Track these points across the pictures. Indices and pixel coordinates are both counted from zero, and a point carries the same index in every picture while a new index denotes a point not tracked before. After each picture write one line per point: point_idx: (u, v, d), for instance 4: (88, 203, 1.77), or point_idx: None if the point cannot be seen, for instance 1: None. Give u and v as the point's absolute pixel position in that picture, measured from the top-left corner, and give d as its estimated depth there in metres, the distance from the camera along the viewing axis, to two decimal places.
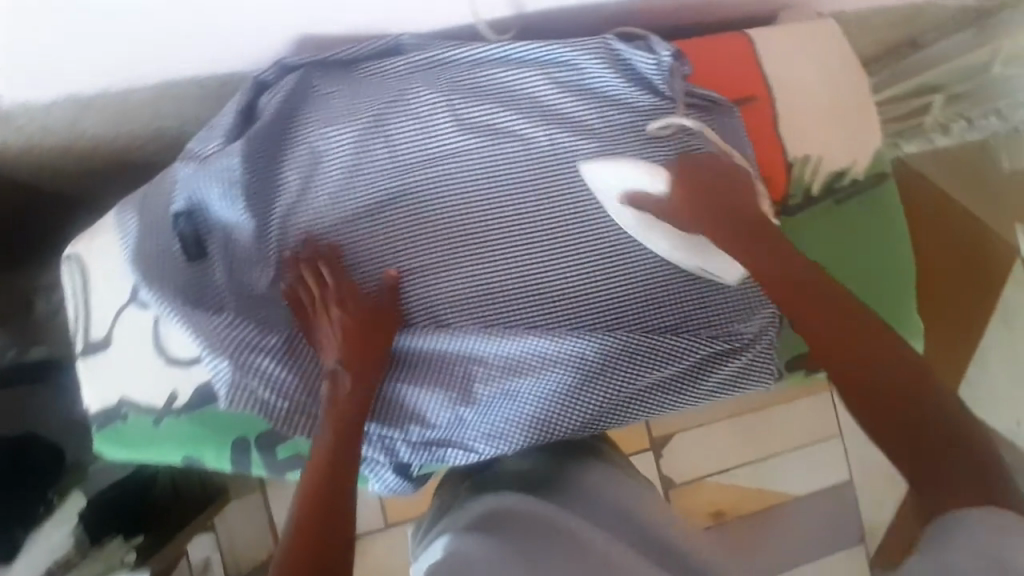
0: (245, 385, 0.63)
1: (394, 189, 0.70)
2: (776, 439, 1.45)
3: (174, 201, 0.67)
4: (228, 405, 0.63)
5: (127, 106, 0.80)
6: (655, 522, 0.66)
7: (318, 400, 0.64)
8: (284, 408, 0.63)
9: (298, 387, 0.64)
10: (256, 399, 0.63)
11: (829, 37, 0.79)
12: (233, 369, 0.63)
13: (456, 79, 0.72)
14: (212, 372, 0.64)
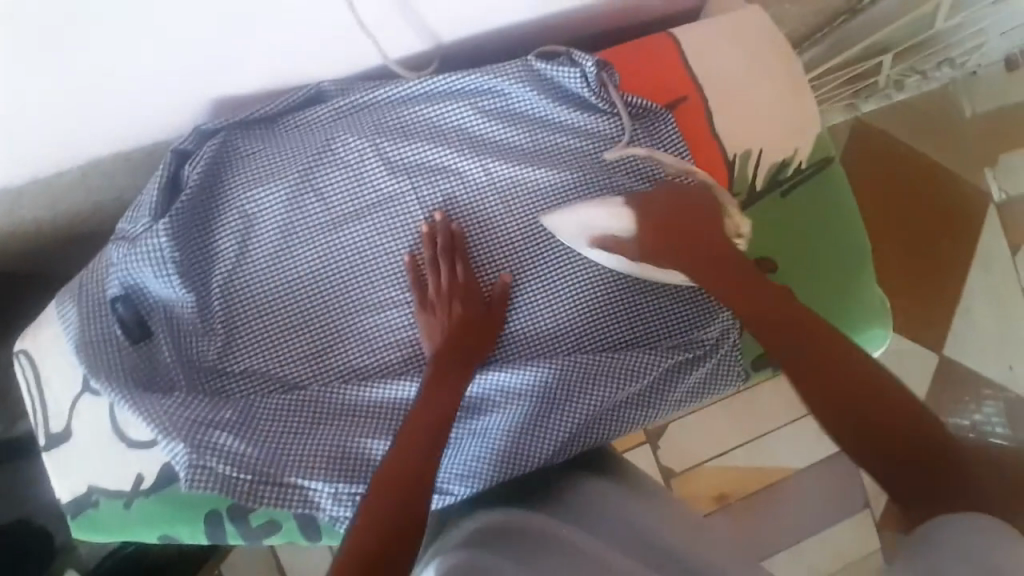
0: (204, 463, 0.63)
1: (332, 242, 0.69)
2: (771, 414, 1.40)
3: (110, 286, 0.66)
4: (188, 486, 0.63)
5: (58, 188, 0.79)
6: (650, 531, 0.63)
7: (279, 470, 0.63)
8: (245, 483, 0.63)
9: (257, 460, 0.63)
10: (219, 475, 0.63)
11: (757, 26, 0.78)
12: (188, 451, 0.62)
13: (381, 120, 0.71)
14: (169, 455, 0.63)
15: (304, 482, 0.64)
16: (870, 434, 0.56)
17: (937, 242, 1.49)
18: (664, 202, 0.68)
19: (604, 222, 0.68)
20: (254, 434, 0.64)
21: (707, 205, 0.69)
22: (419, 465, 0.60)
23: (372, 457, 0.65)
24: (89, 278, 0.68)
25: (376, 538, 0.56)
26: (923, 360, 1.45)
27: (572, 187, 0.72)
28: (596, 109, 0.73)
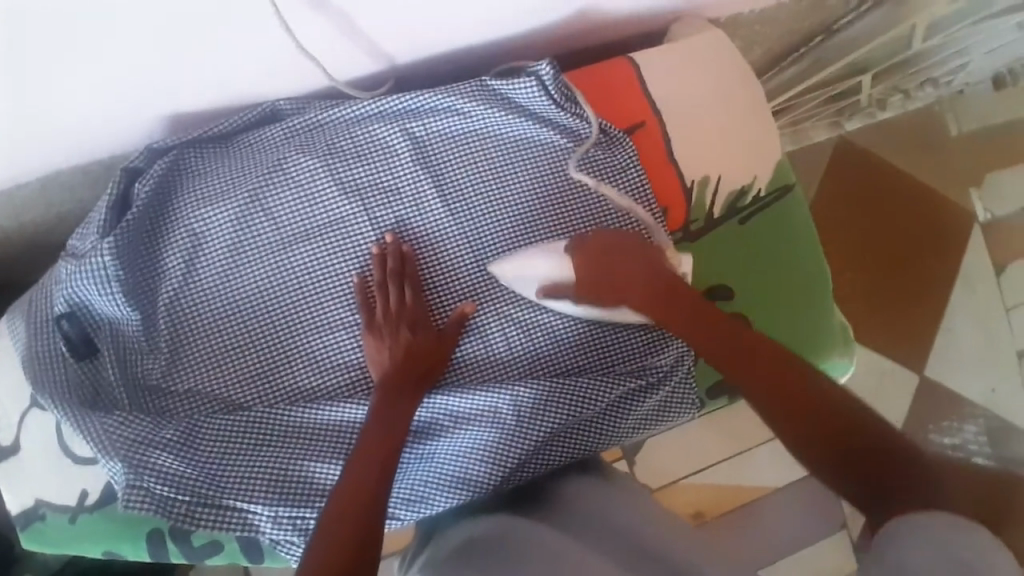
0: (141, 483, 0.63)
1: (281, 262, 0.69)
2: (750, 433, 1.39)
3: (57, 303, 0.67)
4: (124, 504, 0.63)
5: (21, 199, 0.80)
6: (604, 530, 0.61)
7: (217, 491, 0.64)
8: (184, 503, 0.63)
9: (197, 480, 0.64)
10: (156, 494, 0.63)
11: (719, 52, 0.77)
12: (126, 469, 0.63)
13: (334, 140, 0.71)
14: (108, 472, 0.64)
15: (242, 504, 0.64)
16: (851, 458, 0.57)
17: (921, 264, 1.48)
18: (597, 244, 0.67)
19: (551, 272, 0.67)
20: (193, 454, 0.64)
21: (634, 243, 0.67)
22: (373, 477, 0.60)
23: (315, 480, 0.65)
24: (39, 295, 0.69)
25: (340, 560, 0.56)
26: (903, 379, 1.44)
27: (527, 209, 0.72)
28: (551, 123, 0.72)
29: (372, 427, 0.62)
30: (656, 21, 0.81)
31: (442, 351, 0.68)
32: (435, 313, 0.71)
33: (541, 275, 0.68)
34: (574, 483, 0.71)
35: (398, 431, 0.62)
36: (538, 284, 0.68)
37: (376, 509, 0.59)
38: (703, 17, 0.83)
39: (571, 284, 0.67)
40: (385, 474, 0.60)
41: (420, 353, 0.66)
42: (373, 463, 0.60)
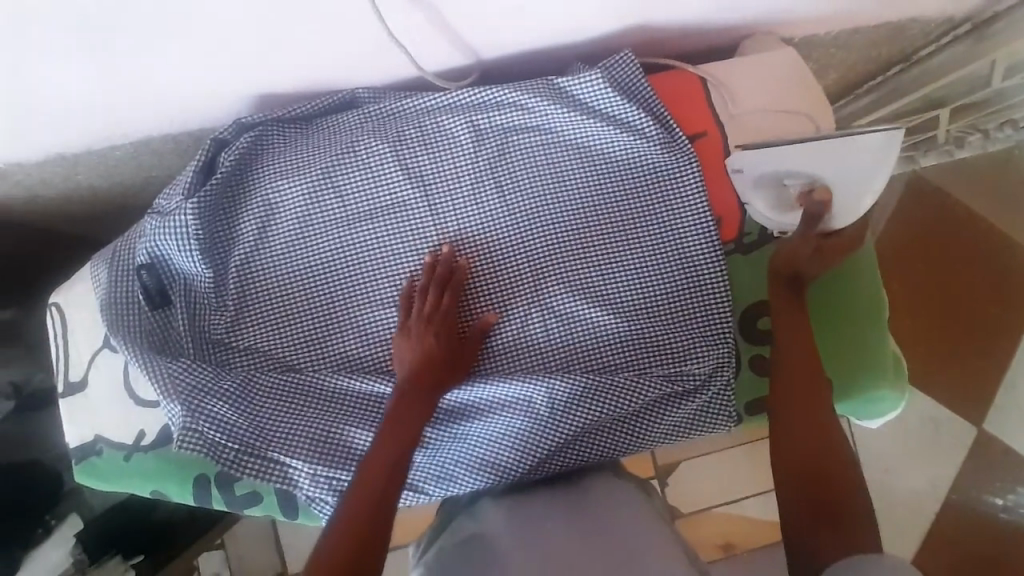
0: (196, 426, 0.67)
1: (344, 236, 0.73)
2: None
3: (138, 253, 0.72)
4: (178, 444, 0.67)
5: (114, 156, 0.87)
6: (634, 535, 0.63)
7: (265, 443, 0.67)
8: (232, 449, 0.67)
9: (247, 430, 0.67)
10: (208, 439, 0.67)
11: (789, 64, 0.76)
12: (184, 412, 0.67)
13: (404, 127, 0.74)
14: (167, 413, 0.68)
15: (285, 458, 0.68)
16: (805, 482, 0.65)
17: (987, 314, 1.41)
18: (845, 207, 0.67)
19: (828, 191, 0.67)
20: (246, 406, 0.68)
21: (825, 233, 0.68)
22: (391, 468, 0.63)
23: (353, 446, 0.68)
24: (122, 245, 0.74)
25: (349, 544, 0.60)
26: (955, 433, 1.39)
27: (582, 208, 0.73)
28: (614, 122, 0.73)
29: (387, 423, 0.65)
30: (728, 35, 0.82)
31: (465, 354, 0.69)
32: (468, 311, 0.73)
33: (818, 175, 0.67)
34: (601, 482, 0.73)
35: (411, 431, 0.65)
36: (802, 159, 0.67)
37: (389, 502, 0.63)
38: (776, 35, 0.83)
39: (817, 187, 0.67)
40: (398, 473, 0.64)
41: (441, 355, 0.67)
42: (386, 461, 0.63)
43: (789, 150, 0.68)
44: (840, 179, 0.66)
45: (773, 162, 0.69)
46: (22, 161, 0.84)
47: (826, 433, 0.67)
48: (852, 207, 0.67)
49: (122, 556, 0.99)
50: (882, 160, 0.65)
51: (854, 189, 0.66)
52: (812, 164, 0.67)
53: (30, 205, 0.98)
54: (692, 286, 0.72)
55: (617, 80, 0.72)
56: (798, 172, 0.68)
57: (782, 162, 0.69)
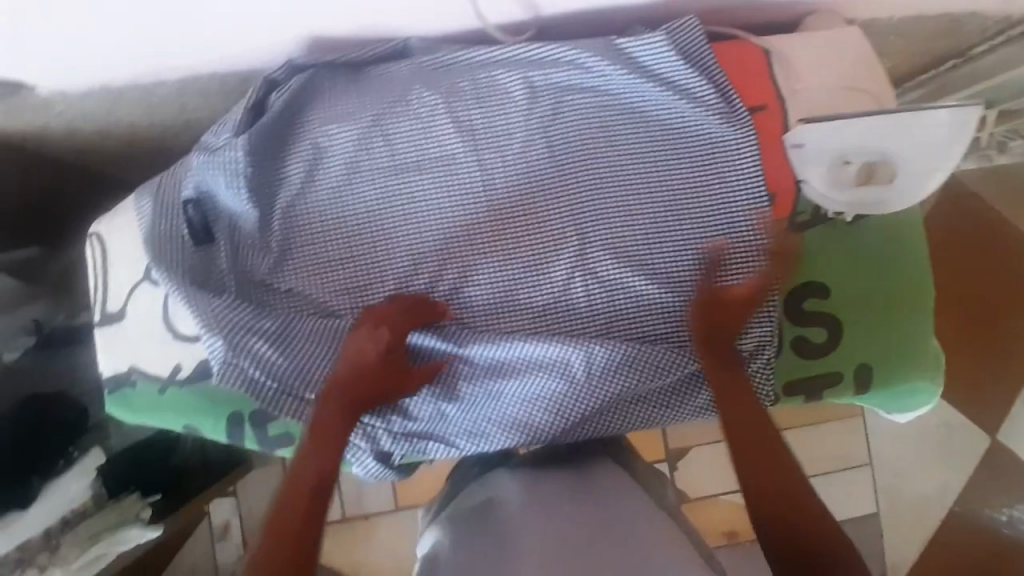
0: (237, 363, 0.67)
1: (392, 187, 0.72)
2: None
3: (185, 188, 0.71)
4: (219, 379, 0.68)
5: (156, 97, 0.86)
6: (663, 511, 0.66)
7: (305, 385, 0.68)
8: (272, 388, 0.68)
9: (288, 372, 0.68)
10: (248, 377, 0.68)
11: (855, 43, 0.75)
12: (226, 348, 0.67)
13: (457, 79, 0.72)
14: (208, 348, 0.68)
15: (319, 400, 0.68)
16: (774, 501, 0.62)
17: (1013, 323, 1.40)
18: (905, 188, 0.70)
19: (892, 169, 0.69)
20: (288, 347, 0.68)
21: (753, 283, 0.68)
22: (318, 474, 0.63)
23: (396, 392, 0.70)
24: (167, 180, 0.73)
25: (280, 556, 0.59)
26: (969, 439, 1.42)
27: (632, 176, 0.71)
28: (674, 89, 0.71)
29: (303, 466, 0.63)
30: (791, 11, 0.80)
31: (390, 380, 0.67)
32: (511, 271, 0.72)
33: (887, 151, 0.69)
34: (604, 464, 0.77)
35: (324, 458, 0.63)
36: (873, 134, 0.68)
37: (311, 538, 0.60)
38: (840, 14, 0.81)
39: (883, 164, 0.69)
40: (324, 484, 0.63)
41: (349, 387, 0.65)
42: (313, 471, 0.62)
43: (859, 126, 0.68)
44: (909, 156, 0.68)
45: (839, 138, 0.69)
46: (64, 91, 0.82)
47: (776, 449, 0.64)
48: (912, 187, 0.70)
49: (139, 494, 1.03)
50: (954, 139, 0.68)
51: (921, 164, 0.69)
52: (881, 139, 0.68)
53: (66, 139, 0.97)
54: (742, 263, 0.71)
55: (682, 46, 0.71)
56: (866, 148, 0.69)
57: (848, 138, 0.69)
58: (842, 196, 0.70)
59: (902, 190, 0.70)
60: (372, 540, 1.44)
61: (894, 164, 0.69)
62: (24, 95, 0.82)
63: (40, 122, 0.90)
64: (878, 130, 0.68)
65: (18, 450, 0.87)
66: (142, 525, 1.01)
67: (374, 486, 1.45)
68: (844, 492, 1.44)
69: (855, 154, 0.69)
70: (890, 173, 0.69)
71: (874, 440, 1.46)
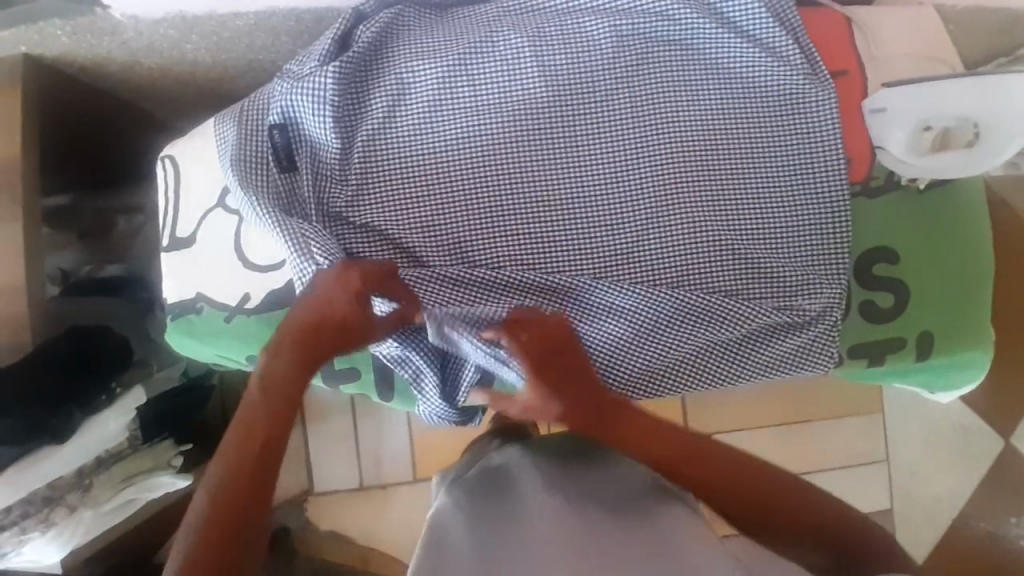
0: None
1: (473, 126, 0.72)
2: (809, 455, 1.47)
3: (271, 113, 0.71)
4: None
5: (226, 31, 0.86)
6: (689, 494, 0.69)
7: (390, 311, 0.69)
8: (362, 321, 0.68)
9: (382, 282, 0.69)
10: None
11: (928, 21, 0.77)
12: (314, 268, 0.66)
13: (544, 24, 0.73)
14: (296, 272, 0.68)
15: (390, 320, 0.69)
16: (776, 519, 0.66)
17: None
18: (985, 155, 0.71)
19: (973, 136, 0.70)
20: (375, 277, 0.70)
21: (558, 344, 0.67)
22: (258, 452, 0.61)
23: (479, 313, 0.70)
24: (250, 108, 0.73)
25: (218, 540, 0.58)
26: (983, 441, 1.42)
27: (711, 130, 0.72)
28: (759, 46, 0.72)
29: (224, 473, 0.60)
30: None
31: (358, 335, 0.63)
32: (586, 217, 0.72)
33: (970, 117, 0.69)
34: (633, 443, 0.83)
35: (266, 436, 0.62)
36: (956, 101, 0.69)
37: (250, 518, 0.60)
38: None
39: (963, 131, 0.70)
40: (262, 464, 0.61)
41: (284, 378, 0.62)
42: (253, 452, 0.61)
43: (943, 91, 0.69)
44: (992, 124, 0.69)
45: (920, 104, 0.70)
46: (139, 15, 0.81)
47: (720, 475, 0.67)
48: (992, 154, 0.70)
49: (170, 441, 1.05)
50: None
51: (1003, 132, 0.69)
52: (964, 105, 0.69)
53: (125, 70, 0.96)
54: (814, 223, 0.72)
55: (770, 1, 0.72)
56: (950, 112, 0.69)
57: (931, 103, 0.69)
58: (915, 162, 0.72)
59: (982, 155, 0.71)
60: (389, 511, 1.41)
61: (976, 131, 0.69)
62: (99, 15, 0.81)
63: (106, 49, 0.89)
64: (962, 96, 0.68)
65: (63, 378, 0.84)
66: (172, 473, 1.03)
67: (392, 456, 1.42)
68: (860, 486, 1.46)
69: (935, 119, 0.70)
70: (970, 140, 0.70)
71: (891, 440, 1.46)
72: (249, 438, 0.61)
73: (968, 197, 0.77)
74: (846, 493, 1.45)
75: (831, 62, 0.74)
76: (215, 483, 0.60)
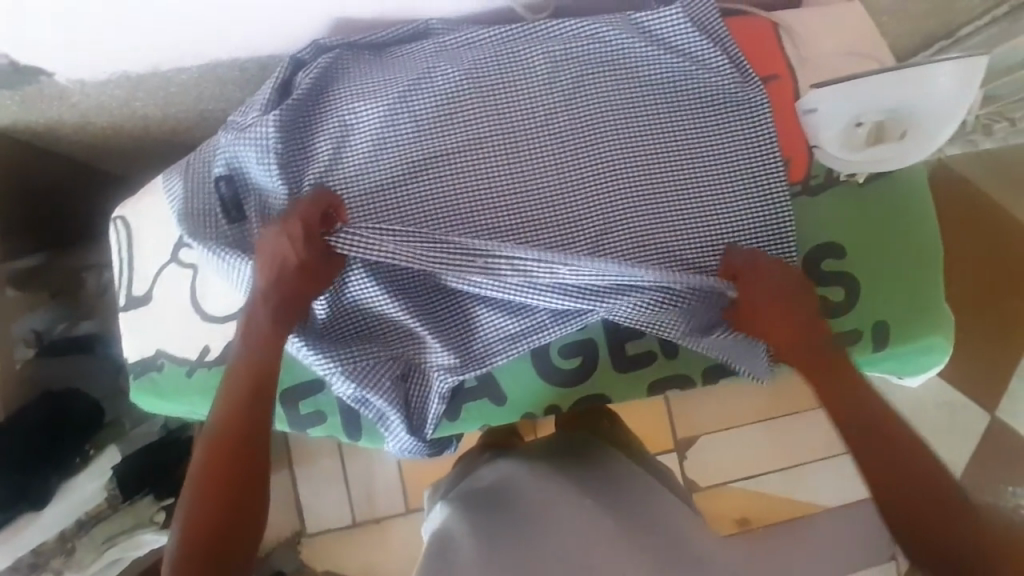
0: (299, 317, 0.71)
1: (418, 159, 0.73)
2: (801, 449, 1.47)
3: (215, 166, 0.72)
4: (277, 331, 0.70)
5: (173, 87, 0.87)
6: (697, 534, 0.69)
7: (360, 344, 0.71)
8: (326, 361, 0.70)
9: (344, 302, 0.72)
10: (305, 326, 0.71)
11: (855, 18, 0.79)
12: None
13: (480, 55, 0.74)
14: None
15: (357, 355, 0.71)
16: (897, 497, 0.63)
17: None
18: (915, 146, 0.73)
19: (904, 129, 0.73)
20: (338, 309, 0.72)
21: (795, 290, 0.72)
22: (242, 437, 0.63)
23: (445, 335, 0.72)
24: (196, 159, 0.74)
25: (208, 530, 0.60)
26: (970, 416, 1.42)
27: (649, 142, 0.73)
28: (688, 59, 0.74)
29: (201, 477, 0.62)
30: None
31: (319, 277, 0.69)
32: (537, 238, 0.73)
33: (896, 110, 0.72)
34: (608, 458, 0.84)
35: (243, 422, 0.64)
36: (881, 96, 0.71)
37: (234, 508, 0.61)
38: None
39: (892, 125, 0.73)
40: (244, 450, 0.63)
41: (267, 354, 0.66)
42: (234, 437, 0.63)
43: (869, 87, 0.71)
44: (917, 116, 0.71)
45: (847, 103, 0.72)
46: (84, 79, 0.82)
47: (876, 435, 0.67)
48: (921, 145, 0.73)
49: (152, 497, 1.04)
50: (963, 94, 0.70)
51: (928, 123, 0.72)
52: (890, 98, 0.71)
53: (78, 132, 0.96)
54: (759, 221, 0.74)
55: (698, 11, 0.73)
56: (876, 107, 0.72)
57: (857, 100, 0.72)
58: (851, 159, 0.75)
59: (912, 147, 0.73)
60: (385, 542, 1.40)
61: (905, 123, 0.72)
62: (43, 82, 0.81)
63: (57, 114, 0.89)
64: (887, 90, 0.71)
65: (36, 439, 0.85)
66: (156, 529, 1.03)
67: (385, 487, 1.42)
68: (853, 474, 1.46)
69: (863, 115, 0.72)
70: (899, 132, 0.73)
71: None
72: (232, 419, 0.64)
73: (910, 188, 0.78)
74: (839, 480, 1.46)
75: (761, 66, 0.76)
76: (196, 475, 0.62)
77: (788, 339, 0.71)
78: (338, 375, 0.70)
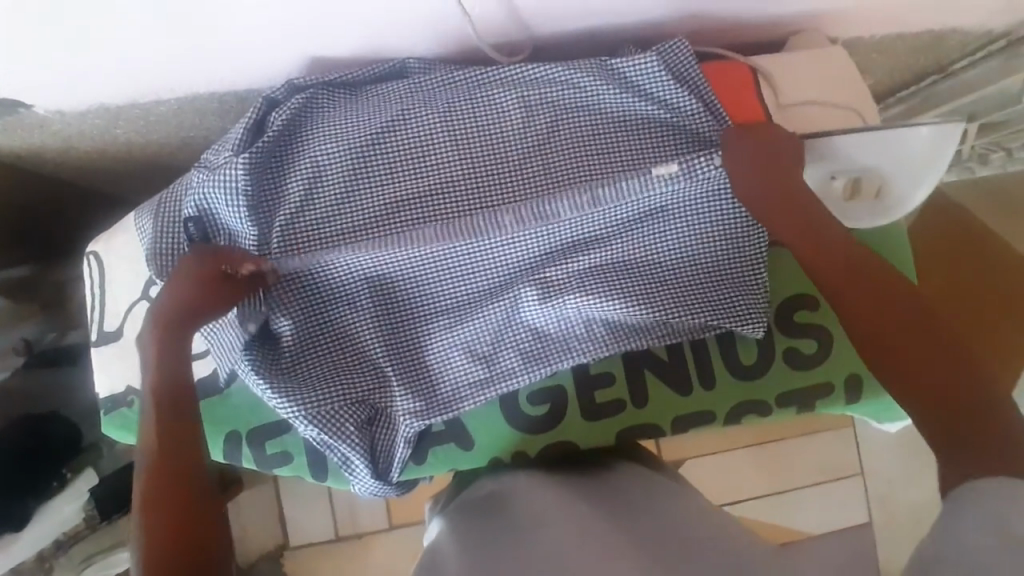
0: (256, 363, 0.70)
1: (389, 203, 0.72)
2: (786, 475, 1.46)
3: (185, 207, 0.71)
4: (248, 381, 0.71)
5: (153, 116, 0.88)
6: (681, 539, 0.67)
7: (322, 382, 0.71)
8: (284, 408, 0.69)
9: (302, 338, 0.72)
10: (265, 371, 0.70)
11: (837, 65, 0.78)
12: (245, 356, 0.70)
13: (455, 99, 0.73)
14: (237, 361, 0.71)
15: (321, 396, 0.70)
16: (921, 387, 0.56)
17: None
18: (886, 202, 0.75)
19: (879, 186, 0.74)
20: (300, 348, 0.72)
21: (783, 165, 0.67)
22: (183, 459, 0.60)
23: (411, 374, 0.73)
24: (168, 199, 0.74)
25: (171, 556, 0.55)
26: None
27: None
28: (662, 106, 0.73)
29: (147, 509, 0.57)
30: (776, 33, 0.83)
31: (218, 298, 0.65)
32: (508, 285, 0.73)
33: (872, 168, 0.72)
34: None
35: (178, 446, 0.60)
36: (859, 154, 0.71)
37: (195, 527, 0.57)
38: (823, 32, 0.83)
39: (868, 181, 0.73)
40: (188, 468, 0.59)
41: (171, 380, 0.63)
42: (173, 463, 0.59)
43: (849, 147, 0.71)
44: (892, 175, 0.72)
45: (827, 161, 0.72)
46: (63, 109, 0.83)
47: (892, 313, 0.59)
48: (893, 200, 0.75)
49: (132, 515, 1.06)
50: (937, 154, 0.71)
51: (902, 181, 0.73)
52: (869, 156, 0.71)
53: (61, 156, 0.96)
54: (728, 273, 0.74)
55: (671, 57, 0.72)
56: (854, 165, 0.72)
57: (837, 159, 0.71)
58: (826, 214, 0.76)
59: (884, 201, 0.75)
60: (367, 557, 1.41)
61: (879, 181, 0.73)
62: (23, 113, 0.82)
63: (38, 140, 0.90)
64: (867, 149, 0.71)
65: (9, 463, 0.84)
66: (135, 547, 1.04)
67: (368, 504, 1.43)
68: (838, 500, 1.45)
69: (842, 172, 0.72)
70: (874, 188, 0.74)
71: (864, 451, 1.47)
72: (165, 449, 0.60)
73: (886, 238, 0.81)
74: (823, 507, 1.45)
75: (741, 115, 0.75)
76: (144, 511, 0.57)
77: (791, 219, 0.66)
78: (300, 419, 0.69)
